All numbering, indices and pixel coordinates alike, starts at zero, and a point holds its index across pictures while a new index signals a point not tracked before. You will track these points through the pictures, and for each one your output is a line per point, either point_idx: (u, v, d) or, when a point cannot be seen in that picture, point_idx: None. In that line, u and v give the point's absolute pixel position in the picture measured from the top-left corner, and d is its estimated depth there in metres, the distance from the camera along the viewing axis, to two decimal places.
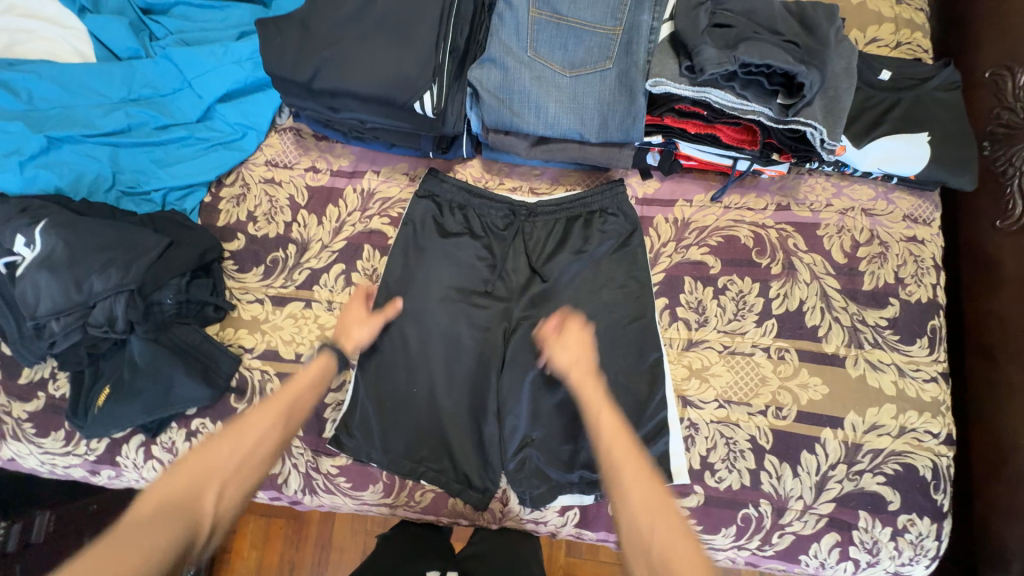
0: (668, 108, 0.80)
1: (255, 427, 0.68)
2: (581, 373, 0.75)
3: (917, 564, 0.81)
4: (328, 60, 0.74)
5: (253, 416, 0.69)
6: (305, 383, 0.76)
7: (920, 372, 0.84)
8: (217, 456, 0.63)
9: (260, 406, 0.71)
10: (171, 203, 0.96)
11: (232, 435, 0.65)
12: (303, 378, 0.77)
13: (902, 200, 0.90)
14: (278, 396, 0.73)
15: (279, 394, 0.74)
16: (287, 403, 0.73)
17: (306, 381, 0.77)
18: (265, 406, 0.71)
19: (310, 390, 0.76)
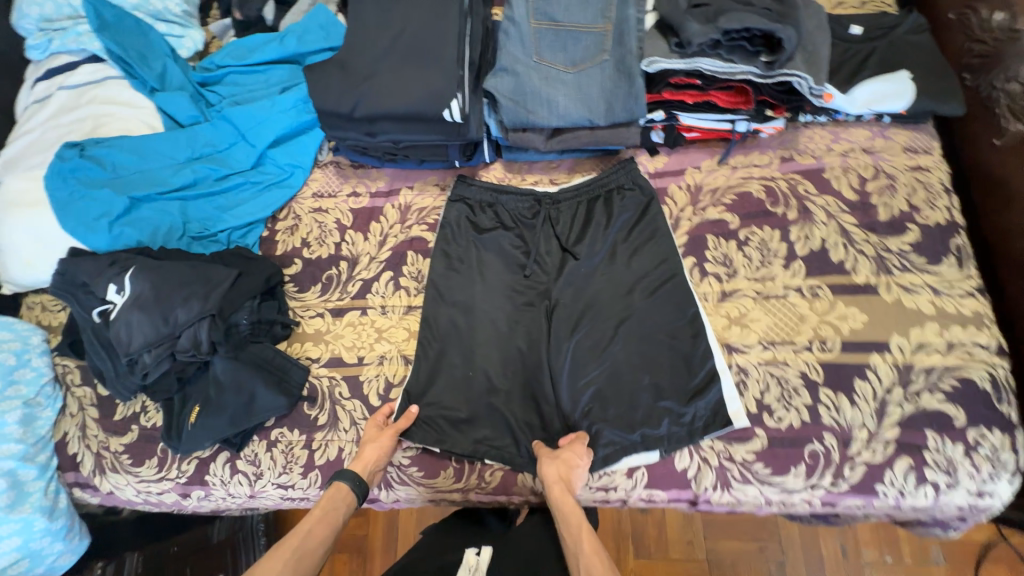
0: (665, 83, 0.89)
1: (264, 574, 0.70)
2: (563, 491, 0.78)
3: (1000, 480, 0.80)
4: (368, 91, 0.87)
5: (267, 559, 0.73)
6: (322, 520, 0.78)
7: (955, 288, 0.86)
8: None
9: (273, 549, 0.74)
10: (235, 241, 1.08)
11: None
12: (321, 510, 0.79)
13: (898, 135, 0.96)
14: (290, 534, 0.76)
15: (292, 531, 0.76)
16: (299, 545, 0.75)
17: (316, 515, 0.79)
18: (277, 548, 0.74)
19: (323, 518, 0.78)
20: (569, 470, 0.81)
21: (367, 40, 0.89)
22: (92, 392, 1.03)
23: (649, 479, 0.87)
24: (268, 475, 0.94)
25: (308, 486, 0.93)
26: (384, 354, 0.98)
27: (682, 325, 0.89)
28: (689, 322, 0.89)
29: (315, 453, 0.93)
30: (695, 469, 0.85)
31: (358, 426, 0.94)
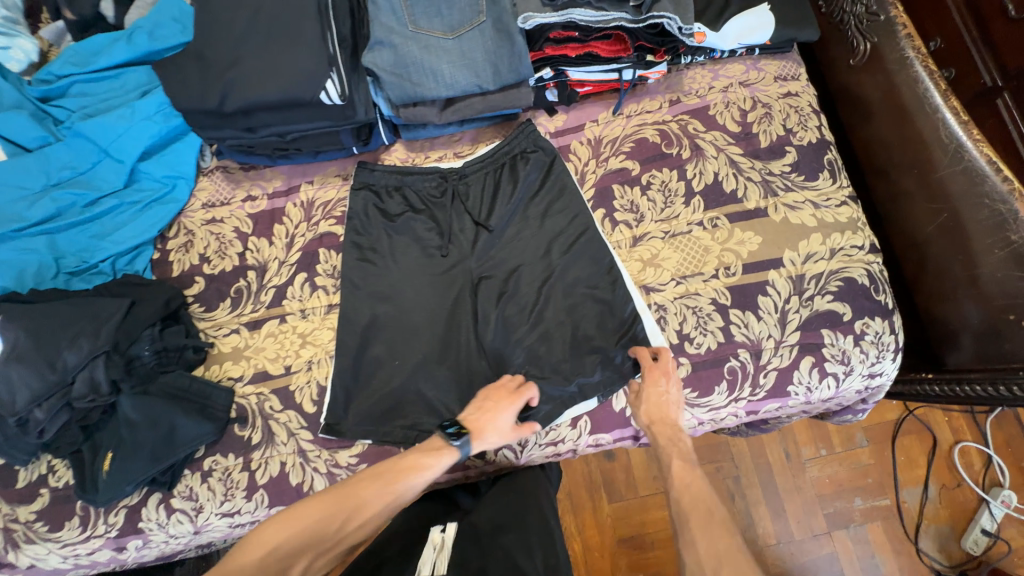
0: (545, 39, 0.90)
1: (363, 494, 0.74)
2: (660, 429, 0.83)
3: (885, 360, 0.91)
4: (233, 80, 0.80)
5: (329, 499, 0.72)
6: (408, 472, 0.76)
7: (831, 200, 0.95)
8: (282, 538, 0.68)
9: (334, 488, 0.74)
10: (122, 269, 0.98)
11: (353, 515, 0.72)
12: (422, 455, 0.79)
13: (769, 65, 1.03)
14: (358, 484, 0.74)
15: (368, 477, 0.75)
16: (351, 498, 0.73)
17: (409, 467, 0.77)
18: (341, 489, 0.74)
19: (401, 474, 0.76)
20: (660, 408, 0.84)
21: (221, 22, 0.80)
22: None
23: (593, 426, 0.91)
24: (209, 506, 0.88)
25: (255, 508, 0.89)
26: (311, 359, 0.94)
27: (601, 275, 0.92)
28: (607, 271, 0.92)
29: (257, 473, 0.89)
30: None
31: (297, 436, 0.90)
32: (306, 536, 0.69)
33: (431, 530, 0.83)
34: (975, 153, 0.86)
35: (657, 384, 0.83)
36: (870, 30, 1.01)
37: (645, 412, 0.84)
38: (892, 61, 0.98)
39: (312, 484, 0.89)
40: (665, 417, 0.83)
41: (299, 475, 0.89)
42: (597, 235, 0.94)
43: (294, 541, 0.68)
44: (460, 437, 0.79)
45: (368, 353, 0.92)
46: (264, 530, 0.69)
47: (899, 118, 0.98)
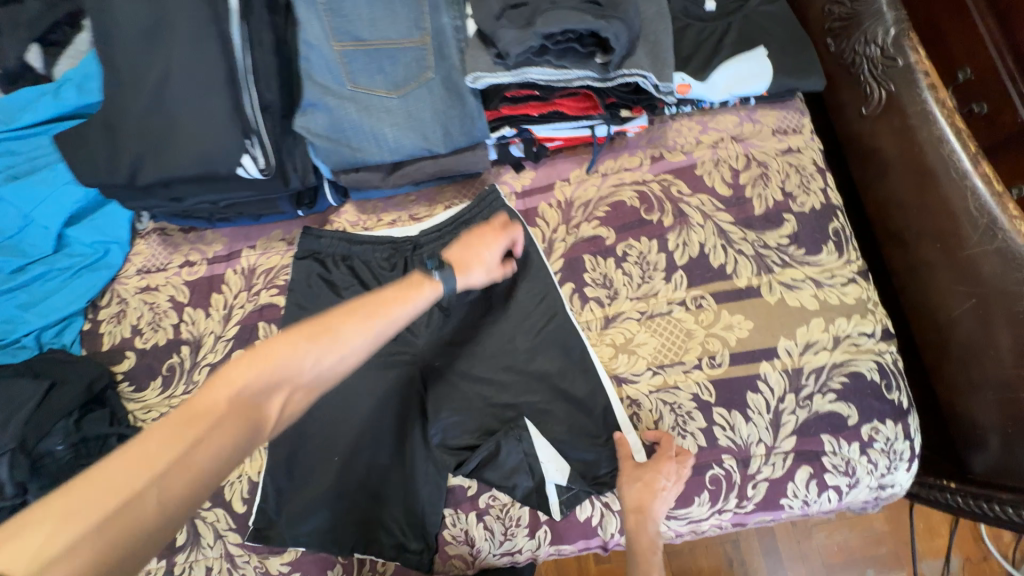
0: (501, 98, 0.79)
1: (280, 350, 0.56)
2: (642, 522, 0.72)
3: (898, 471, 0.77)
4: (144, 153, 0.71)
5: (293, 337, 0.57)
6: (394, 302, 0.63)
7: (836, 278, 0.82)
8: (220, 409, 0.51)
9: (295, 328, 0.58)
10: (48, 343, 0.90)
11: (302, 378, 0.56)
12: (404, 290, 0.65)
13: (766, 116, 0.90)
14: (334, 321, 0.59)
15: (342, 313, 0.60)
16: (283, 354, 0.55)
17: (388, 300, 0.64)
18: (309, 325, 0.58)
19: (375, 316, 0.61)
20: (649, 496, 0.72)
21: (126, 88, 0.70)
22: None
23: (554, 536, 0.80)
24: None
25: None
26: None
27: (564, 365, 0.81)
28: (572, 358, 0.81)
29: None
30: (598, 517, 0.79)
31: (225, 539, 0.82)
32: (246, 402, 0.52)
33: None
34: (1012, 232, 0.73)
35: (668, 472, 0.72)
36: (887, 76, 0.87)
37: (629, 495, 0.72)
38: (911, 114, 0.84)
39: None
40: (651, 508, 0.72)
41: None
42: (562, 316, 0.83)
43: (252, 391, 0.53)
44: (444, 271, 0.69)
45: (304, 446, 0.83)
46: (226, 375, 0.53)
47: (920, 180, 0.84)
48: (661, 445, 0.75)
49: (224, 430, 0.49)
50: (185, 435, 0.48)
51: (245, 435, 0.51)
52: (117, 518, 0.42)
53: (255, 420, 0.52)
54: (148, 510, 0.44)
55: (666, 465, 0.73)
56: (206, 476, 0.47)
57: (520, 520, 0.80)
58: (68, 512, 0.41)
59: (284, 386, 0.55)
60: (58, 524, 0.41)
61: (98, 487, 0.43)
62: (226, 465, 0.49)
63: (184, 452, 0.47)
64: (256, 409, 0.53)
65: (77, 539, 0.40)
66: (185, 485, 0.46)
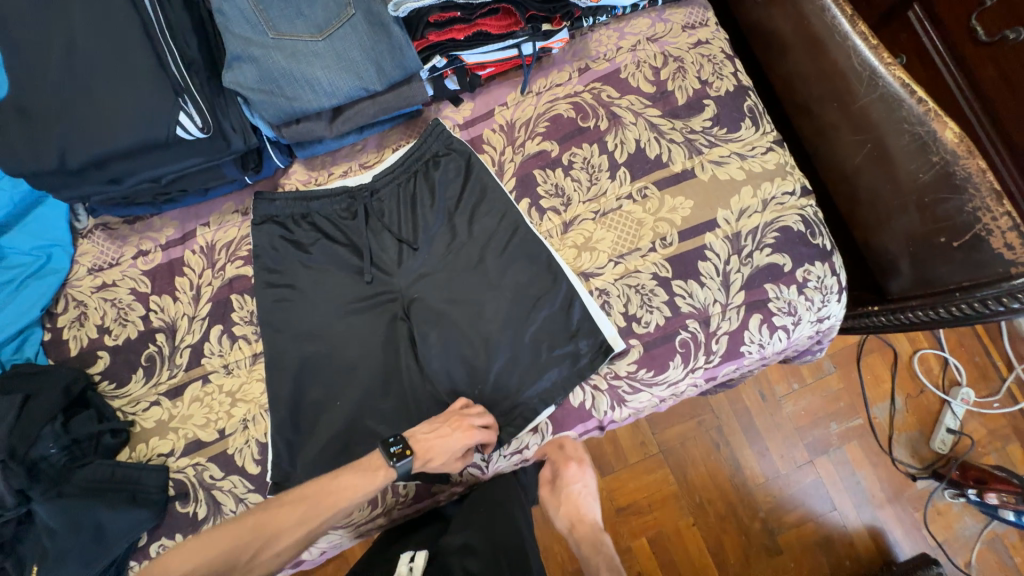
0: (425, 25, 0.81)
1: (284, 520, 0.74)
2: (580, 533, 0.84)
3: (831, 303, 0.90)
4: (69, 131, 0.68)
5: (286, 510, 0.74)
6: (344, 495, 0.75)
7: (756, 148, 0.92)
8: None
9: (294, 498, 0.75)
10: (10, 359, 0.87)
11: (251, 553, 0.72)
12: (358, 479, 0.76)
13: (674, 15, 0.96)
14: (328, 492, 0.75)
15: (299, 499, 0.75)
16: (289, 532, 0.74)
17: (345, 489, 0.75)
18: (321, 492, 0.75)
19: (325, 510, 0.74)
20: (572, 507, 0.85)
21: (33, 66, 0.67)
22: None
23: (555, 426, 0.88)
24: None
25: None
26: (246, 417, 0.86)
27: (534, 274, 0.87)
28: (540, 264, 0.87)
29: None
30: (590, 399, 0.87)
31: (246, 501, 0.84)
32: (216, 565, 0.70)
33: (400, 558, 0.79)
34: (888, 78, 0.83)
35: (570, 482, 0.84)
36: None
37: (557, 514, 0.85)
38: None
39: None
40: (580, 513, 0.85)
41: None
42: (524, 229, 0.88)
43: (233, 554, 0.72)
44: (401, 461, 0.75)
45: (305, 398, 0.86)
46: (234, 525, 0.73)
47: (813, 50, 0.94)
48: (555, 457, 0.85)
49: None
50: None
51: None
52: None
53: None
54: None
55: (570, 472, 0.84)
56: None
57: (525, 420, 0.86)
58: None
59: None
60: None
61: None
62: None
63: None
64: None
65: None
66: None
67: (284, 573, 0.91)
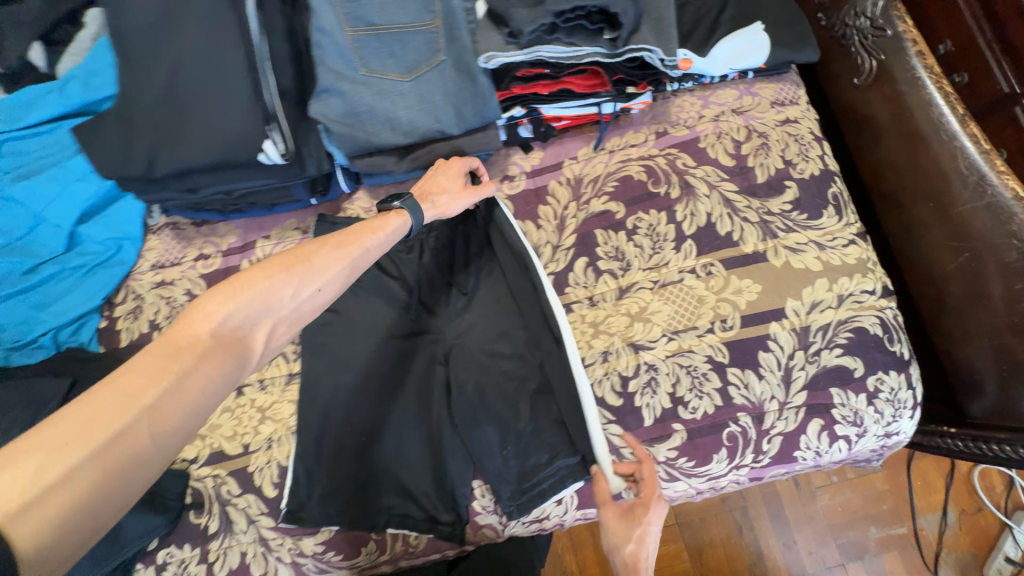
0: (512, 78, 0.80)
1: (262, 278, 0.60)
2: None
3: (903, 418, 0.82)
4: (159, 141, 0.71)
5: (269, 269, 0.61)
6: (370, 237, 0.71)
7: (837, 240, 0.86)
8: (205, 341, 0.53)
9: (269, 261, 0.62)
10: (66, 341, 0.91)
11: (253, 326, 0.58)
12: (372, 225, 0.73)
13: (765, 89, 0.93)
14: (315, 257, 0.65)
15: (308, 249, 0.66)
16: (266, 282, 0.59)
17: (331, 252, 0.66)
18: (285, 257, 0.63)
19: (301, 276, 0.63)
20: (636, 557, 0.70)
21: (139, 77, 0.71)
22: None
23: (580, 500, 0.83)
24: None
25: None
26: (272, 436, 0.86)
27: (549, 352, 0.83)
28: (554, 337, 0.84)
29: (215, 565, 0.82)
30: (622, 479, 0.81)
31: (257, 523, 0.82)
32: (197, 360, 0.52)
33: None
34: (1000, 186, 0.78)
35: (648, 523, 0.71)
36: (877, 46, 0.91)
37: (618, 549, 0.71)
38: (902, 81, 0.89)
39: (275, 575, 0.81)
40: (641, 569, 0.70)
41: (260, 565, 0.81)
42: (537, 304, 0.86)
43: (228, 323, 0.56)
44: (403, 198, 0.77)
45: (332, 428, 0.84)
46: (201, 306, 0.55)
47: (911, 145, 0.88)
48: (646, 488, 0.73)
49: (212, 360, 0.52)
50: (189, 353, 0.52)
51: (228, 368, 0.54)
52: (42, 503, 0.40)
53: (247, 346, 0.56)
54: (144, 442, 0.46)
55: (653, 512, 0.71)
56: (197, 408, 0.50)
57: None
58: (66, 439, 0.43)
59: (265, 317, 0.59)
60: (68, 445, 0.42)
61: (136, 380, 0.48)
62: (217, 390, 0.53)
63: (147, 404, 0.47)
64: (241, 342, 0.56)
65: (78, 464, 0.42)
66: (67, 507, 0.41)
67: None
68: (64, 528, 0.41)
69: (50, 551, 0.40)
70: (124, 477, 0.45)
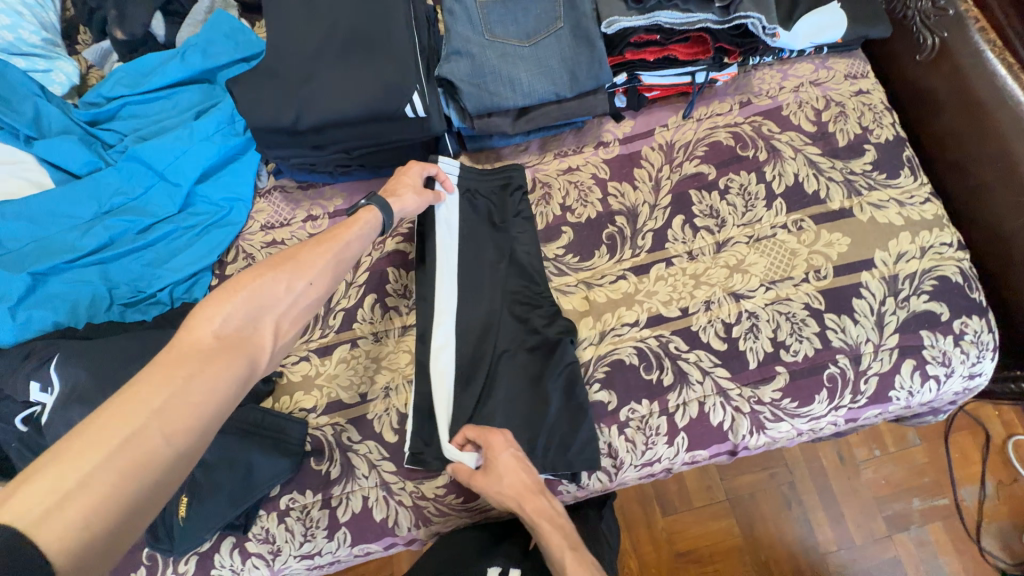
0: (626, 44, 0.89)
1: (257, 280, 0.61)
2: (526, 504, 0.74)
3: (986, 360, 0.87)
4: (307, 97, 0.80)
5: (259, 273, 0.62)
6: (344, 232, 0.71)
7: (915, 197, 0.93)
8: (210, 345, 0.55)
9: (261, 266, 0.63)
10: (180, 298, 0.92)
11: (255, 326, 0.60)
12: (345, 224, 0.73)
13: (837, 63, 1.01)
14: (302, 254, 0.67)
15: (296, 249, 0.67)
16: (258, 283, 0.61)
17: (317, 251, 0.68)
18: (275, 258, 0.65)
19: (292, 278, 0.64)
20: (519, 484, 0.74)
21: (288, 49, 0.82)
22: None
23: (691, 443, 0.85)
24: (288, 548, 0.82)
25: (337, 547, 0.83)
26: (388, 385, 0.88)
27: (530, 319, 0.88)
28: (540, 307, 0.89)
29: (337, 510, 0.83)
30: (730, 421, 0.85)
31: (379, 468, 0.84)
32: (211, 361, 0.53)
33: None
34: None
35: (502, 450, 0.76)
36: (939, 25, 1.00)
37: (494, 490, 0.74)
38: (964, 56, 0.97)
39: (396, 519, 0.84)
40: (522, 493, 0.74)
41: (382, 509, 0.83)
42: (520, 273, 0.92)
43: (230, 325, 0.58)
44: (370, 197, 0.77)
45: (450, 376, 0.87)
46: (200, 314, 0.57)
47: (973, 113, 0.97)
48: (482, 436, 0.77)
49: (217, 361, 0.53)
50: (195, 358, 0.53)
51: (238, 366, 0.55)
52: (66, 506, 0.41)
53: (249, 348, 0.58)
54: (156, 444, 0.47)
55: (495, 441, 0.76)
56: (210, 407, 0.51)
57: (660, 430, 0.85)
58: (85, 445, 0.44)
59: (263, 315, 0.61)
60: (84, 454, 0.44)
61: (144, 385, 0.49)
62: (230, 387, 0.54)
63: (158, 406, 0.48)
64: (246, 342, 0.58)
65: (96, 467, 0.43)
66: (99, 505, 0.42)
67: (380, 553, 0.88)
68: (95, 532, 0.42)
69: (81, 553, 0.41)
70: (143, 479, 0.45)
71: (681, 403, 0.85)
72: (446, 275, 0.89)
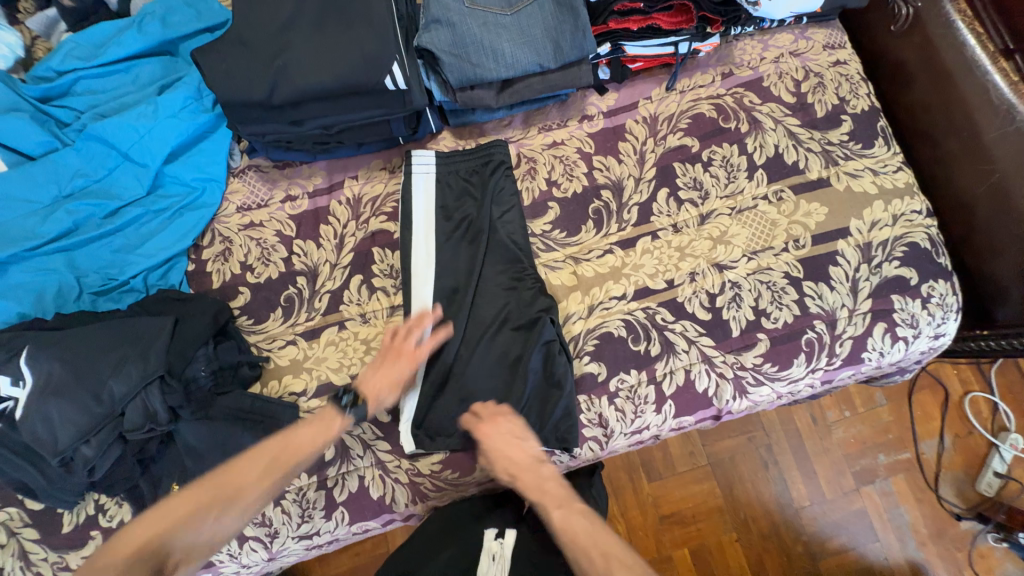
0: (610, 12, 0.89)
1: (170, 512, 0.72)
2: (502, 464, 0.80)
3: (949, 321, 0.92)
4: (282, 69, 0.76)
5: (242, 462, 0.76)
6: (304, 449, 0.78)
7: (888, 166, 0.96)
8: (140, 550, 0.69)
9: (190, 491, 0.74)
10: (155, 285, 0.89)
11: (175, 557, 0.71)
12: (318, 428, 0.80)
13: (816, 33, 1.02)
14: (220, 502, 0.73)
15: (232, 467, 0.75)
16: (209, 492, 0.74)
17: (293, 445, 0.78)
18: (210, 486, 0.74)
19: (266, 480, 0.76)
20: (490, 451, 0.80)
21: (257, 16, 0.78)
22: (20, 511, 0.83)
23: (677, 409, 0.88)
24: (286, 531, 0.83)
25: (336, 526, 0.84)
26: None
27: (510, 299, 0.88)
28: (521, 288, 0.89)
29: (334, 491, 0.84)
30: (714, 387, 0.88)
31: (374, 448, 0.85)
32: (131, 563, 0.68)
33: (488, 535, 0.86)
34: None
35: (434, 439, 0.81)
36: None
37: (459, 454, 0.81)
38: (936, 25, 0.99)
39: (393, 496, 0.85)
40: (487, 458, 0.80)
41: (379, 487, 0.84)
42: (501, 253, 0.90)
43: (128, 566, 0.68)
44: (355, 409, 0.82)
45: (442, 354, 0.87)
46: (144, 521, 0.72)
47: (942, 83, 0.99)
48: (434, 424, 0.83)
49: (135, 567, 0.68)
50: (135, 556, 0.69)
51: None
52: None
53: (162, 554, 0.70)
54: None
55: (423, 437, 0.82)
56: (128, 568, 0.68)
57: (648, 398, 0.87)
58: None
59: (177, 547, 0.71)
60: None
61: (137, 533, 0.71)
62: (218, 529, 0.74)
63: None
64: (161, 556, 0.70)
65: None
66: None
67: (377, 530, 0.89)
68: None
69: None
70: None
71: (668, 371, 0.88)
72: (423, 256, 0.89)
